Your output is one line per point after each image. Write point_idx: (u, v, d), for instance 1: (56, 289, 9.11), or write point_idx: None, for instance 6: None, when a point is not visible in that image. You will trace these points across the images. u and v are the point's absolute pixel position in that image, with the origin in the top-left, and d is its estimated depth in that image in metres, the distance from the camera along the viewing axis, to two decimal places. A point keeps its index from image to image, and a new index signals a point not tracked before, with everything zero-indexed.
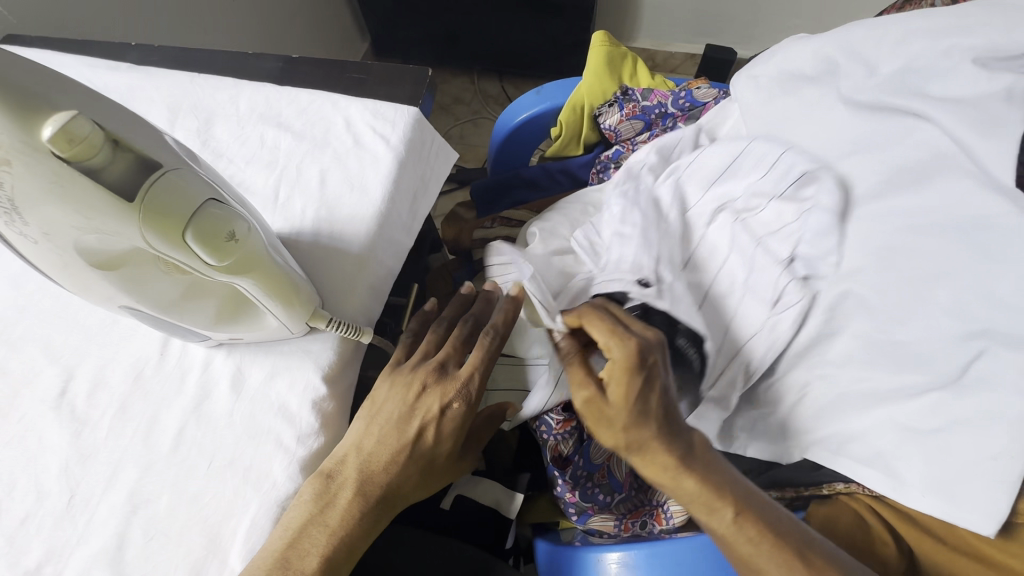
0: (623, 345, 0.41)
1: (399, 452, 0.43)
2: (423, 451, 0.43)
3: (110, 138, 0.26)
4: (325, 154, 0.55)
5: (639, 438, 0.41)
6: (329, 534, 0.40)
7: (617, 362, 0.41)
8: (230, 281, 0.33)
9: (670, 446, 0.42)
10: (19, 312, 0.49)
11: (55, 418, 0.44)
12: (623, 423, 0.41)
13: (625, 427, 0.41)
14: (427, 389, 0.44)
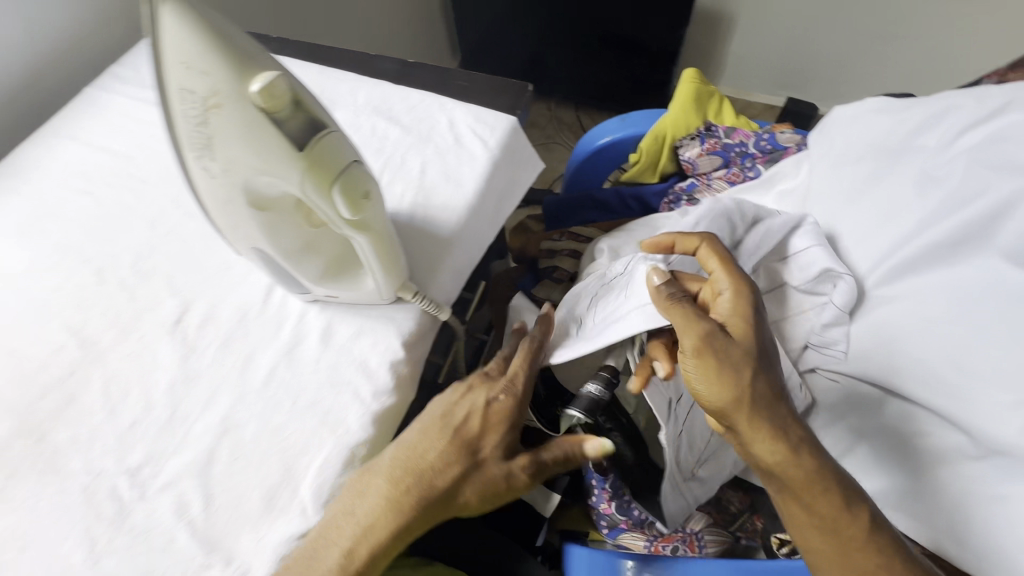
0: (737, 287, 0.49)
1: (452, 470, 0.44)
2: (474, 477, 0.45)
3: (295, 99, 0.31)
4: (427, 148, 0.60)
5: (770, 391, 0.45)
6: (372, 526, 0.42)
7: (751, 306, 0.48)
8: (353, 237, 0.38)
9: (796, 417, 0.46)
10: (151, 249, 0.56)
11: (170, 341, 0.50)
12: (758, 369, 0.45)
13: (759, 376, 0.45)
14: (473, 386, 0.47)
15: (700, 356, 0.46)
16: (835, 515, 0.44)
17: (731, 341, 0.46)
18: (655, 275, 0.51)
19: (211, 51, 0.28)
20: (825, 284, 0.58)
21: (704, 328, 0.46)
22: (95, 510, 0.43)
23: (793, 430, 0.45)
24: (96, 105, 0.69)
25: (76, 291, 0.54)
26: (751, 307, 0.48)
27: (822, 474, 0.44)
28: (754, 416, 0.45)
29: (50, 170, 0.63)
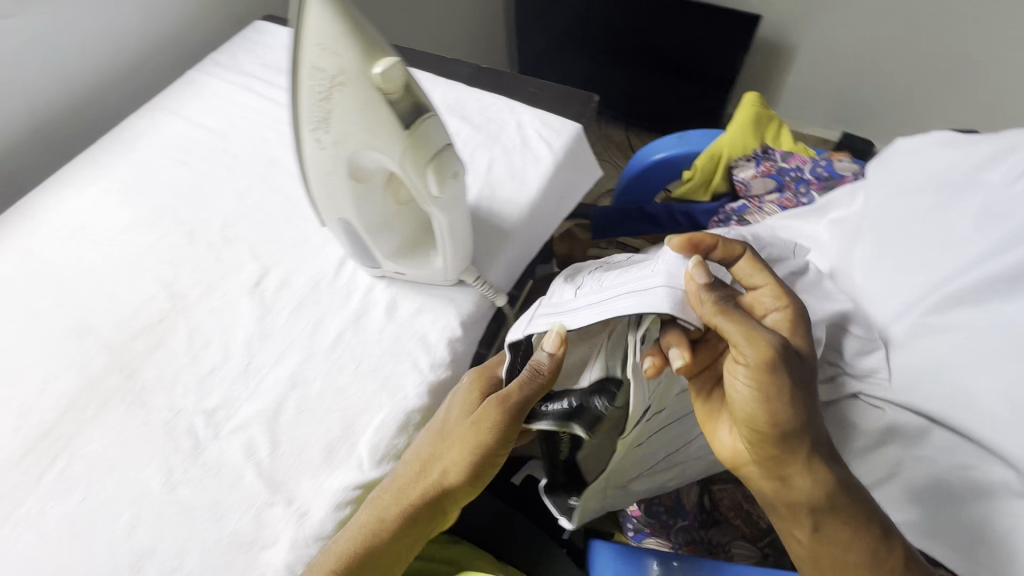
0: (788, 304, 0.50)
1: (431, 463, 0.45)
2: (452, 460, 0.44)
3: (406, 84, 0.35)
4: (495, 147, 0.64)
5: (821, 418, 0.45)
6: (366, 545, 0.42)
7: (803, 327, 0.49)
8: (434, 214, 0.41)
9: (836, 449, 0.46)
10: (238, 218, 0.62)
11: (249, 300, 0.55)
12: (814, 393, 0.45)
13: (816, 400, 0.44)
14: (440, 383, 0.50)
15: (769, 375, 0.42)
16: (875, 550, 0.45)
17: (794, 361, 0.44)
18: (696, 269, 0.44)
19: (346, 35, 0.32)
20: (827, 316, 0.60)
21: (776, 345, 0.42)
22: (174, 443, 0.47)
23: (839, 461, 0.45)
24: (196, 86, 0.76)
25: (169, 249, 0.60)
26: (801, 331, 0.49)
27: (862, 506, 0.45)
28: (809, 443, 0.43)
29: (152, 141, 0.70)
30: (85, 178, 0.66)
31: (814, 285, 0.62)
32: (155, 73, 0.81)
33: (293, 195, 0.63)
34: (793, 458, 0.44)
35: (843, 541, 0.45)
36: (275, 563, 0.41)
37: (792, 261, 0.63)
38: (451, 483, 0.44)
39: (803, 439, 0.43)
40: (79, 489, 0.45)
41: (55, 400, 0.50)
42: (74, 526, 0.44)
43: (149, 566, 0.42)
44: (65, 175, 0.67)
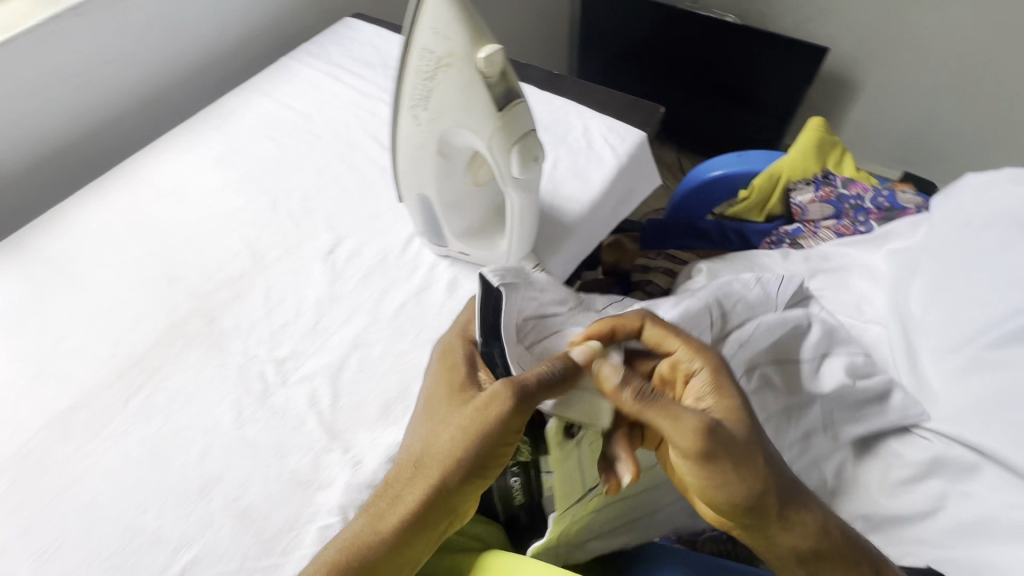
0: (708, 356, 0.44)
1: (406, 485, 0.41)
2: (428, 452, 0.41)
3: (504, 70, 0.38)
4: (561, 147, 0.67)
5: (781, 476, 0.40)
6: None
7: (732, 382, 0.43)
8: (511, 198, 0.44)
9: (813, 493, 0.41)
10: (317, 191, 0.67)
11: (322, 265, 0.59)
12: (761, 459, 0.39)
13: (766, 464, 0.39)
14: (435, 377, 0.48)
15: (702, 465, 0.39)
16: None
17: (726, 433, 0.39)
18: (608, 370, 0.41)
19: (462, 22, 0.36)
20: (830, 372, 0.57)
21: (704, 423, 0.38)
22: (246, 385, 0.51)
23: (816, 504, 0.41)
24: (289, 72, 0.82)
25: (253, 214, 0.65)
26: (719, 386, 0.42)
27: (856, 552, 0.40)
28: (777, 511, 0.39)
29: (246, 117, 0.76)
30: (185, 144, 0.73)
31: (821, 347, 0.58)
32: (253, 58, 0.88)
33: (368, 176, 0.68)
34: (768, 525, 0.40)
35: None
36: (328, 502, 0.44)
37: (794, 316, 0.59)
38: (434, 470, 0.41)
39: (767, 506, 0.39)
40: (159, 417, 0.50)
41: (145, 336, 0.55)
42: (153, 447, 0.48)
43: (215, 491, 0.45)
44: (168, 140, 0.73)
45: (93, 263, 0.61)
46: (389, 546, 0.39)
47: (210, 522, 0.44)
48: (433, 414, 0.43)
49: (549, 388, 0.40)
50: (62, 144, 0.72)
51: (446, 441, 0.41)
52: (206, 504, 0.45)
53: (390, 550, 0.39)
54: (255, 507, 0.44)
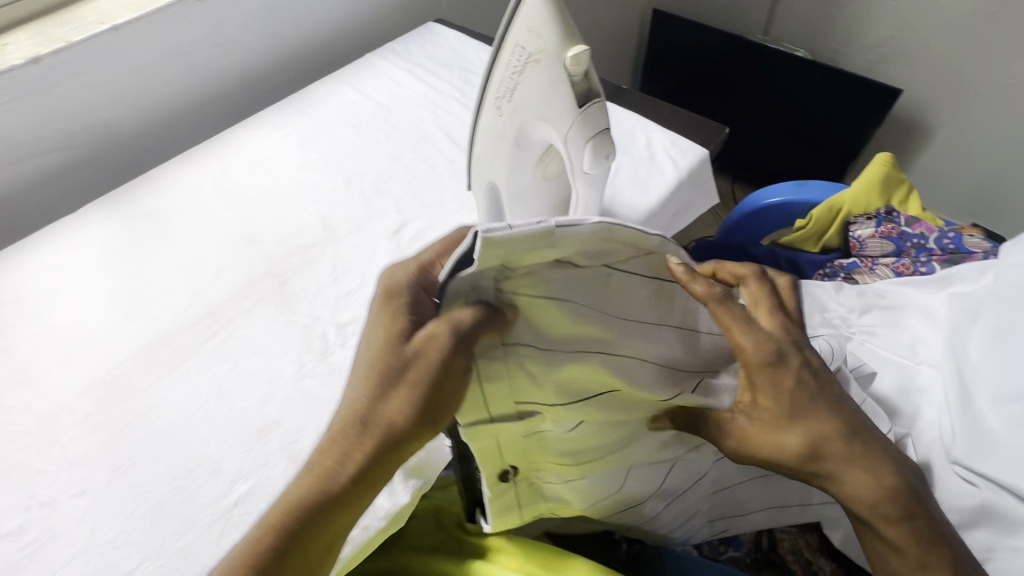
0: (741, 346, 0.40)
1: (347, 447, 0.36)
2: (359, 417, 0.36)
3: (587, 70, 0.41)
4: (623, 156, 0.69)
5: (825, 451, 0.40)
6: (272, 557, 0.35)
7: (769, 375, 0.40)
8: (578, 192, 0.47)
9: (857, 472, 0.40)
10: (389, 176, 0.71)
11: (388, 243, 0.63)
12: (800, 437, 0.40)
13: (811, 440, 0.40)
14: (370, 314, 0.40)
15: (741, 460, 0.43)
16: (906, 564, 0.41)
17: (755, 421, 0.41)
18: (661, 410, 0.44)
19: (558, 23, 0.39)
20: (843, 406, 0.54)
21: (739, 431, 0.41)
22: (309, 343, 0.55)
23: (873, 477, 0.40)
24: (372, 66, 0.88)
25: (328, 191, 0.70)
26: (758, 371, 0.40)
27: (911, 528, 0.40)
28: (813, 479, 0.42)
29: (330, 104, 0.82)
30: (274, 123, 0.79)
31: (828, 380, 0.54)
32: (341, 52, 0.95)
33: (437, 167, 0.72)
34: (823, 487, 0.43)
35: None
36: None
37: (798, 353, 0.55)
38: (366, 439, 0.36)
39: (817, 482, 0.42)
40: (229, 362, 0.54)
41: (224, 288, 0.60)
42: (221, 388, 0.52)
43: (273, 434, 0.49)
44: (260, 118, 0.80)
45: (184, 219, 0.67)
46: (338, 505, 0.36)
47: (265, 461, 0.48)
48: (369, 365, 0.37)
49: (486, 323, 0.34)
50: (167, 113, 0.80)
51: (385, 398, 0.36)
52: (263, 444, 0.48)
53: (339, 510, 0.37)
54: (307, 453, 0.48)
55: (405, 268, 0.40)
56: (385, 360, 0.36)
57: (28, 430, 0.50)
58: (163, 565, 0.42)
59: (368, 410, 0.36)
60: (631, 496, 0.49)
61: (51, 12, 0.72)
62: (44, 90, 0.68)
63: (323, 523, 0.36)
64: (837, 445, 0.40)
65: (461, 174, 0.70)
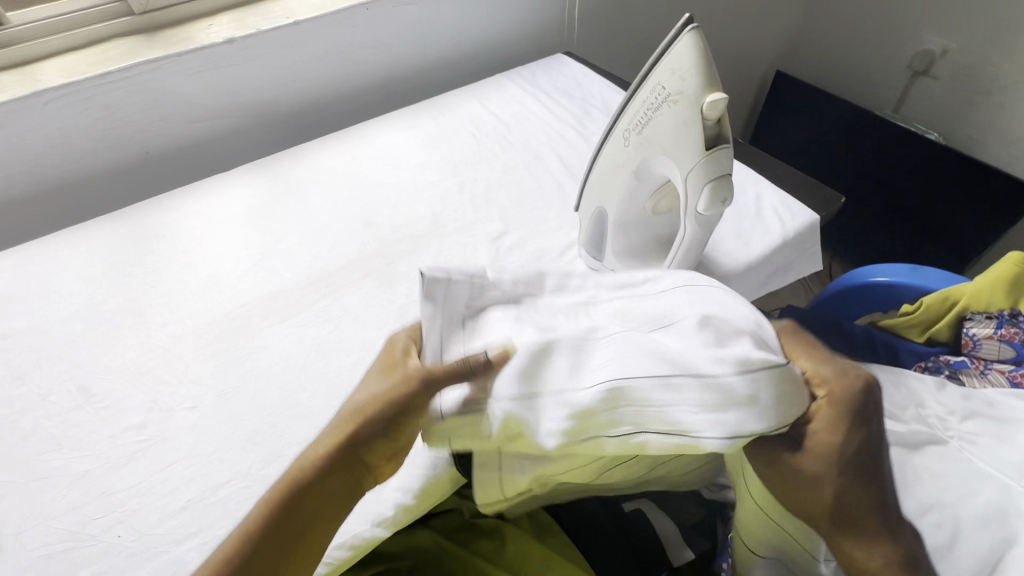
0: (836, 378, 0.36)
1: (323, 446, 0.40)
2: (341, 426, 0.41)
3: (722, 116, 0.43)
4: (730, 208, 0.70)
5: (855, 517, 0.36)
6: (243, 553, 0.37)
7: (850, 414, 0.35)
8: (683, 231, 0.48)
9: (879, 550, 0.36)
10: (499, 186, 0.76)
11: (488, 246, 0.67)
12: (838, 494, 0.35)
13: (846, 502, 0.36)
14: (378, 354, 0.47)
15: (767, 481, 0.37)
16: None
17: (805, 453, 0.35)
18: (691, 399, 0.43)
19: (706, 71, 0.42)
20: None
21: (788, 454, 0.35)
22: (403, 322, 0.60)
23: (894, 554, 0.36)
24: (502, 85, 0.95)
25: (442, 190, 0.76)
26: (835, 406, 0.35)
27: None
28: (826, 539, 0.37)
29: (458, 113, 0.90)
30: (405, 123, 0.87)
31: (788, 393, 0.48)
32: (474, 69, 1.03)
33: (544, 185, 0.75)
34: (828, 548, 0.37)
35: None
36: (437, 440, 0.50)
37: None
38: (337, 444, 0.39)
39: (833, 538, 0.36)
40: (331, 324, 0.60)
41: (338, 259, 0.67)
42: (321, 344, 0.58)
43: None
44: (393, 116, 0.88)
45: (315, 193, 0.76)
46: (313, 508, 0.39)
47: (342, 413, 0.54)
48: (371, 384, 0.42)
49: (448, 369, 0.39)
50: (318, 99, 0.90)
51: (371, 410, 0.40)
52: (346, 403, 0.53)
53: (310, 510, 0.39)
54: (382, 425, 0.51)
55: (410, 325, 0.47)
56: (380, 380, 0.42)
57: (160, 344, 0.58)
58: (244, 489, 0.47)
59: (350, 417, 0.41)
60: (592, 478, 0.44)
61: (248, 4, 0.85)
62: (229, 67, 0.80)
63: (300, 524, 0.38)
64: (871, 506, 0.36)
65: (565, 195, 0.74)
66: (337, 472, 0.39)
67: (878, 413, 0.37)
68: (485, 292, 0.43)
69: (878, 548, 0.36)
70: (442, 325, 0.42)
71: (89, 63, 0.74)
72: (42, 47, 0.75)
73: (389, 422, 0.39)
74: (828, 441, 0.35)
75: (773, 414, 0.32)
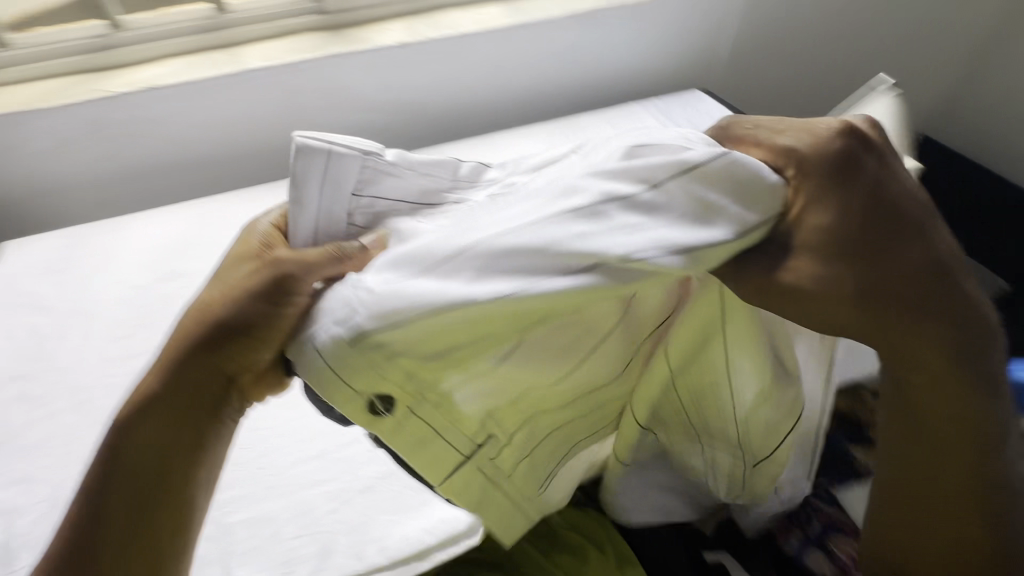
0: (797, 150, 0.35)
1: (168, 359, 0.36)
2: (182, 333, 0.36)
3: None
4: None
5: (901, 302, 0.34)
6: (104, 473, 0.35)
7: (826, 183, 0.34)
8: None
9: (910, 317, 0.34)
10: None
11: None
12: (850, 267, 0.33)
13: (879, 288, 0.34)
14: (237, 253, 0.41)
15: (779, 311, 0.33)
16: (952, 462, 0.38)
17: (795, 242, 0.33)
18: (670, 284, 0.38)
19: (897, 142, 0.44)
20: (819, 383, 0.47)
21: (790, 257, 0.33)
22: None
23: (934, 300, 0.35)
24: (636, 115, 0.97)
25: None
26: (804, 178, 0.34)
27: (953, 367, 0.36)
28: (865, 331, 0.34)
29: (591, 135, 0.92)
30: (540, 139, 0.91)
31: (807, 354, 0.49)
32: (609, 94, 1.06)
33: None
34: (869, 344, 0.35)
35: (961, 524, 0.39)
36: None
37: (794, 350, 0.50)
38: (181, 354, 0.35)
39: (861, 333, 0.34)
40: None
41: None
42: None
43: None
44: (529, 130, 0.93)
45: None
46: (150, 442, 0.35)
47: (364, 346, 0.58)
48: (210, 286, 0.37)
49: (320, 262, 0.35)
50: (462, 106, 0.96)
51: (208, 311, 0.35)
52: None
53: (154, 435, 0.35)
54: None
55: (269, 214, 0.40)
56: (218, 279, 0.37)
57: None
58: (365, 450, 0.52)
59: (192, 320, 0.36)
60: (529, 399, 0.37)
61: (418, 13, 0.92)
62: (395, 67, 0.88)
63: (132, 464, 0.35)
64: (890, 267, 0.34)
65: None
66: (176, 389, 0.35)
67: (863, 158, 0.35)
68: (378, 184, 0.37)
69: (936, 333, 0.35)
70: (321, 205, 0.37)
71: (284, 52, 0.84)
72: (247, 33, 0.86)
73: (225, 329, 0.35)
74: (823, 222, 0.33)
75: (740, 214, 0.32)
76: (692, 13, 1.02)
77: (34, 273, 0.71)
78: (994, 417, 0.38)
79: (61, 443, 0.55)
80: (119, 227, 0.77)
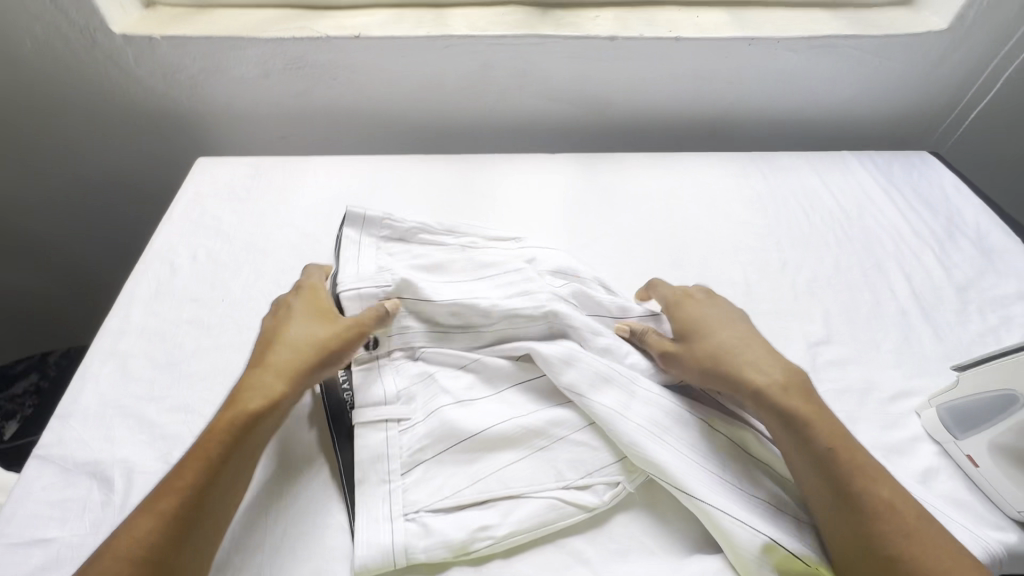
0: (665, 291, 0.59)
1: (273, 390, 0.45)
2: (285, 372, 0.46)
3: None
4: None
5: (739, 369, 0.48)
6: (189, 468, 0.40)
7: (677, 302, 0.56)
8: None
9: (751, 370, 0.48)
10: (825, 283, 0.68)
11: (804, 352, 0.59)
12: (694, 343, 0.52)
13: (713, 370, 0.49)
14: (283, 307, 0.53)
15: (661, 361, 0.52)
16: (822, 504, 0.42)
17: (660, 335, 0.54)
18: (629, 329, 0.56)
19: None
20: (988, 517, 0.48)
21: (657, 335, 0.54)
22: None
23: (758, 361, 0.49)
24: (848, 166, 0.84)
25: (761, 260, 0.69)
26: (672, 305, 0.56)
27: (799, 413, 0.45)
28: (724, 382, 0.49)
29: (792, 178, 0.81)
30: (733, 171, 0.81)
31: (997, 486, 0.48)
32: (808, 131, 0.94)
33: (880, 303, 0.65)
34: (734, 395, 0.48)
35: None
36: (698, 537, 0.46)
37: (981, 479, 0.49)
38: (285, 388, 0.46)
39: (716, 382, 0.49)
40: None
41: (636, 287, 0.65)
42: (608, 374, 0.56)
43: None
44: (717, 157, 0.83)
45: (627, 209, 0.74)
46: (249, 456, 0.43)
47: (500, 343, 0.53)
48: (293, 314, 0.52)
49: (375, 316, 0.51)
50: (650, 114, 0.89)
51: (316, 352, 0.48)
52: None
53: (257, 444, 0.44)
54: (637, 491, 0.48)
55: (317, 272, 0.57)
56: (312, 317, 0.51)
57: None
58: (497, 476, 0.45)
59: (297, 359, 0.47)
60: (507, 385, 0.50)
61: (634, 5, 0.84)
62: (599, 60, 0.81)
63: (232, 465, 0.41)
64: (721, 339, 0.51)
65: (906, 333, 0.62)
66: (274, 410, 0.45)
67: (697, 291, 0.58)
68: (402, 235, 0.61)
69: (762, 382, 0.47)
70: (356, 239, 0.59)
71: (489, 23, 0.80)
72: None
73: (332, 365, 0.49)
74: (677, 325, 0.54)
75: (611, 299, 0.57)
76: (945, 61, 0.85)
77: (220, 196, 0.74)
78: (857, 465, 0.42)
79: (211, 380, 0.54)
80: (296, 167, 0.78)
